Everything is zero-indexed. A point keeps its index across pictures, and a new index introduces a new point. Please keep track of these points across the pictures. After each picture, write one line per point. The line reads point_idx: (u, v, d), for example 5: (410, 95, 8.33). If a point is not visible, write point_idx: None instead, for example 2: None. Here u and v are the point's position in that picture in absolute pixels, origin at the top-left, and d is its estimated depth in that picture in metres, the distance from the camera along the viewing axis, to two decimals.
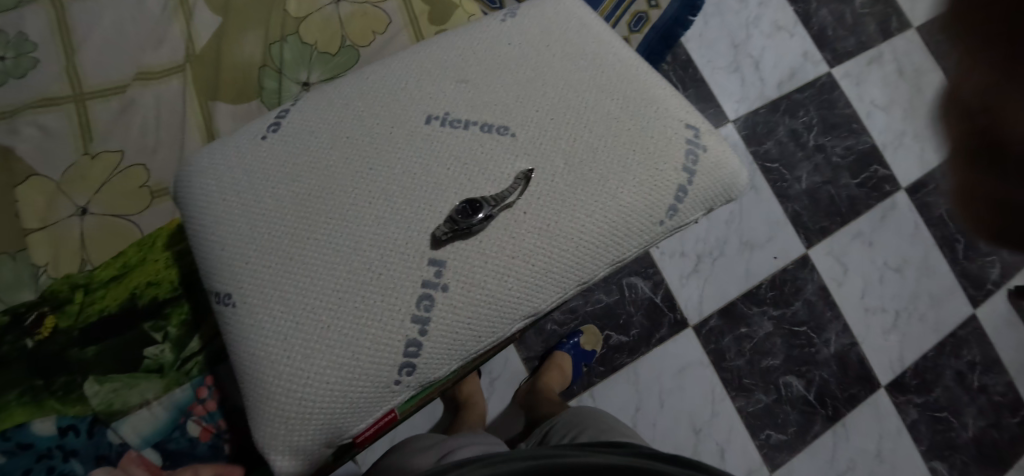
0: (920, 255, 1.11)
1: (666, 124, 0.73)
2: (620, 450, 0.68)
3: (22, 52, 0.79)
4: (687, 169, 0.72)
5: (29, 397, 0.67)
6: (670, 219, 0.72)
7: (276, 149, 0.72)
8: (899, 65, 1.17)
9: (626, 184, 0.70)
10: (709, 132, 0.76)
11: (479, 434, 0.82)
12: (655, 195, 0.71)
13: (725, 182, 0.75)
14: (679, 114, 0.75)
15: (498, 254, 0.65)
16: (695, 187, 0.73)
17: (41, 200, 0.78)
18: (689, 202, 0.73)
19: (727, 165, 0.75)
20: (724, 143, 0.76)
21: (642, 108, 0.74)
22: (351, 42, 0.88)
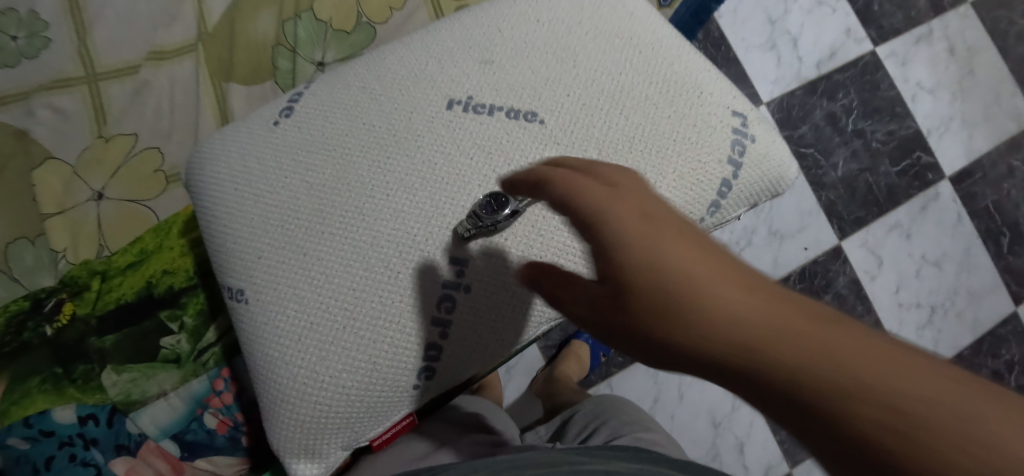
0: (960, 250, 1.05)
1: (710, 112, 0.70)
2: (633, 459, 0.62)
3: (33, 31, 0.74)
4: (733, 160, 0.69)
5: (49, 385, 0.67)
6: (711, 216, 0.69)
7: (289, 137, 0.69)
8: (950, 44, 1.08)
9: (667, 177, 0.66)
10: (757, 120, 0.72)
11: (496, 412, 0.83)
12: (696, 190, 0.67)
13: (773, 174, 0.72)
14: (725, 100, 0.71)
15: (527, 254, 0.63)
16: (740, 182, 0.69)
17: (58, 183, 0.76)
18: (732, 198, 0.69)
19: (777, 156, 0.71)
20: (773, 133, 0.72)
21: (683, 94, 0.70)
22: (367, 18, 0.85)
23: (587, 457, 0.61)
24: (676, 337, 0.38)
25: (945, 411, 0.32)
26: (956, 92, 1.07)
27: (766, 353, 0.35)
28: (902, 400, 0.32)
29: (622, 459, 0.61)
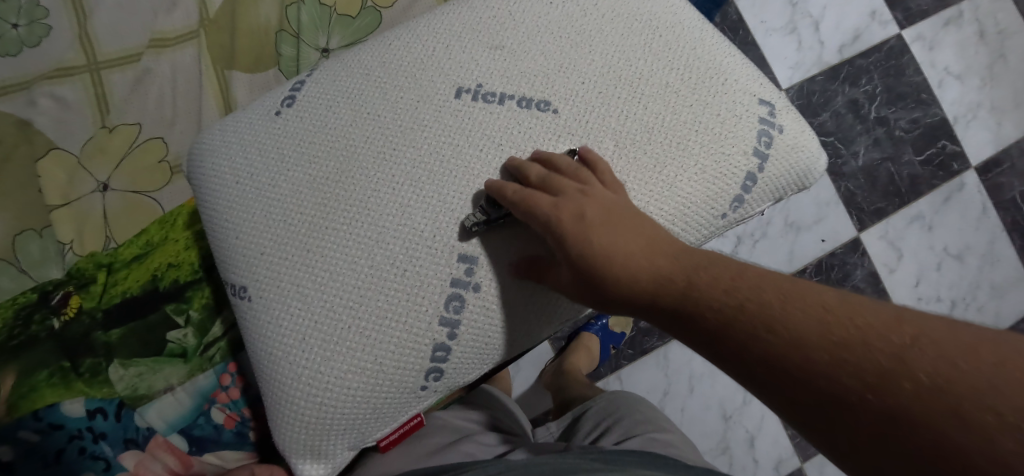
0: (984, 242, 1.01)
1: (734, 100, 0.67)
2: (649, 467, 0.59)
3: (35, 18, 0.74)
4: (759, 151, 0.66)
5: (57, 378, 0.67)
6: (734, 211, 0.66)
7: (291, 127, 0.67)
8: (980, 27, 1.04)
9: (687, 170, 0.64)
10: (785, 108, 0.69)
11: (506, 400, 0.83)
12: (718, 183, 0.64)
13: (802, 166, 0.68)
14: (750, 87, 0.68)
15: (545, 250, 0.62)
16: (767, 175, 0.66)
17: (63, 174, 0.75)
18: (757, 192, 0.67)
19: (806, 147, 0.68)
20: (802, 123, 0.69)
21: (704, 80, 0.67)
22: (373, 3, 0.83)
23: (602, 462, 0.58)
24: (605, 293, 0.52)
25: (790, 313, 0.42)
26: (986, 77, 1.03)
27: (662, 298, 0.48)
28: (758, 309, 0.43)
29: (637, 465, 0.58)
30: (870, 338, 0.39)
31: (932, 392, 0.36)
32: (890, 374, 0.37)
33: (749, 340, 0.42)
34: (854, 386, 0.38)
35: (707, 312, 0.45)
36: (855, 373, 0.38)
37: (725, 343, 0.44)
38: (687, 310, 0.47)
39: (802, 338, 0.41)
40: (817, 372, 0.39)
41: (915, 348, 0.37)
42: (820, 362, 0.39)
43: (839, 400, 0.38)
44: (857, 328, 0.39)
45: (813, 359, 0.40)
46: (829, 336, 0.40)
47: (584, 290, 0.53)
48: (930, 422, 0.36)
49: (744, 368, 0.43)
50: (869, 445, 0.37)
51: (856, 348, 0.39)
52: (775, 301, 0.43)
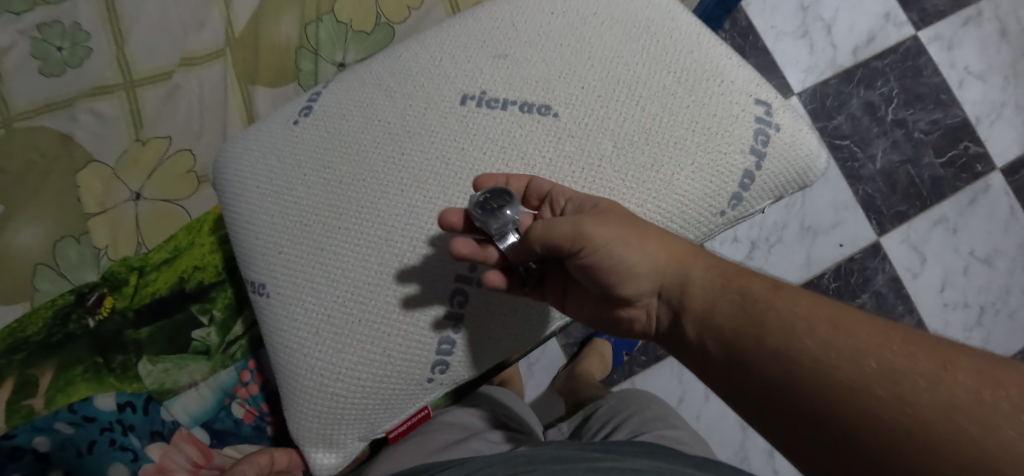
0: (1013, 246, 0.99)
1: (731, 100, 0.68)
2: (655, 451, 0.58)
3: (77, 41, 0.80)
4: (756, 150, 0.67)
5: (91, 373, 0.73)
6: (733, 208, 0.67)
7: (309, 136, 0.71)
8: (1002, 25, 1.01)
9: (684, 169, 0.65)
10: (783, 108, 0.70)
11: (517, 401, 0.84)
12: (716, 182, 0.66)
13: (801, 164, 0.69)
14: (748, 88, 0.69)
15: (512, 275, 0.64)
16: (764, 173, 0.67)
17: (99, 184, 0.80)
18: (755, 190, 0.68)
19: (804, 145, 0.69)
20: (800, 121, 0.70)
21: (703, 82, 0.68)
22: (386, 19, 0.87)
23: (601, 447, 0.58)
24: (638, 245, 0.52)
25: (840, 310, 0.46)
26: (1010, 76, 1.00)
27: (697, 268, 0.52)
28: (810, 301, 0.47)
29: (640, 449, 0.58)
30: (903, 347, 0.43)
31: (986, 384, 0.40)
32: (944, 369, 0.41)
33: (791, 344, 0.45)
34: (911, 373, 0.42)
35: (752, 287, 0.50)
36: (908, 365, 0.42)
37: (771, 324, 0.47)
38: (729, 284, 0.50)
39: (852, 326, 0.45)
40: (870, 361, 0.43)
41: (963, 354, 0.42)
42: (873, 349, 0.43)
43: (886, 405, 0.41)
44: (905, 334, 0.44)
45: (862, 357, 0.43)
46: (865, 343, 0.44)
47: (624, 256, 0.52)
48: (986, 411, 0.39)
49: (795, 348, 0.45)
50: (921, 432, 0.40)
51: (897, 353, 0.43)
52: (822, 299, 0.48)
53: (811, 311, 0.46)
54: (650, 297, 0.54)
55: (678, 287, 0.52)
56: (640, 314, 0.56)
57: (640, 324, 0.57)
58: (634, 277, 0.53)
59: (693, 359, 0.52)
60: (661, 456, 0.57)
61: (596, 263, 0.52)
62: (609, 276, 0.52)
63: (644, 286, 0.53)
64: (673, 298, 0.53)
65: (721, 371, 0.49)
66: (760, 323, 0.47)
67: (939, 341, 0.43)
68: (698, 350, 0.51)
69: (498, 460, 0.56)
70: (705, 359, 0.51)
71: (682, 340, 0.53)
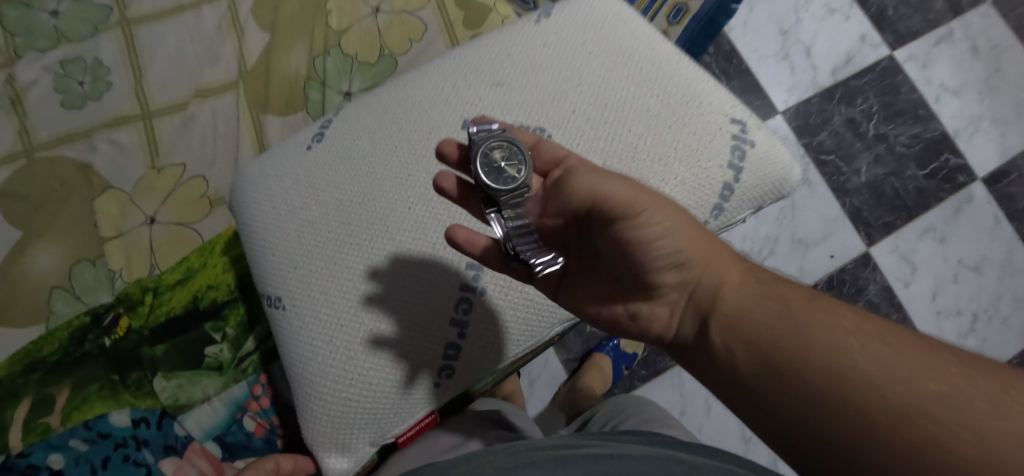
0: (1000, 253, 1.01)
1: (710, 120, 0.72)
2: (649, 441, 0.61)
3: (98, 75, 0.86)
4: (733, 165, 0.70)
5: (107, 390, 0.75)
6: (715, 219, 0.71)
7: (321, 160, 0.75)
8: (974, 43, 1.05)
9: (668, 183, 0.69)
10: (757, 125, 0.74)
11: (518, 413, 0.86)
12: (698, 195, 0.69)
13: (776, 177, 0.73)
14: (724, 108, 0.73)
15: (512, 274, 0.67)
16: (743, 185, 0.71)
17: (115, 209, 0.84)
18: (735, 201, 0.71)
19: (778, 159, 0.73)
20: (773, 137, 0.74)
21: (683, 104, 0.72)
22: (389, 50, 0.92)
23: (597, 438, 0.62)
24: (677, 224, 0.52)
25: (890, 328, 0.47)
26: (984, 91, 1.04)
27: (734, 276, 0.52)
28: (859, 318, 0.47)
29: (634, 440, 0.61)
30: (956, 369, 0.44)
31: None
32: (1000, 392, 0.43)
33: (843, 362, 0.45)
34: (970, 396, 0.43)
35: (797, 298, 0.49)
36: (964, 386, 0.43)
37: (823, 339, 0.46)
38: (771, 295, 0.50)
39: (905, 344, 0.45)
40: (928, 384, 0.43)
41: (1014, 377, 0.43)
42: (927, 370, 0.44)
43: (946, 425, 0.42)
44: (957, 355, 0.45)
45: (917, 378, 0.44)
46: (918, 363, 0.44)
47: (674, 233, 0.51)
48: None
49: (851, 366, 0.45)
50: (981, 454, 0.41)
51: (953, 374, 0.44)
52: (868, 316, 0.48)
53: (860, 328, 0.47)
54: (679, 295, 0.52)
55: (711, 289, 0.51)
56: (662, 313, 0.53)
57: (658, 327, 0.54)
58: (672, 259, 0.51)
59: (721, 370, 0.50)
60: (660, 447, 0.59)
61: (644, 233, 0.51)
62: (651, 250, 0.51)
63: (677, 277, 0.52)
64: (705, 299, 0.51)
65: (758, 389, 0.48)
66: (811, 338, 0.47)
67: (987, 363, 0.45)
68: (730, 358, 0.49)
69: (499, 449, 0.60)
70: (734, 373, 0.49)
71: (706, 349, 0.51)
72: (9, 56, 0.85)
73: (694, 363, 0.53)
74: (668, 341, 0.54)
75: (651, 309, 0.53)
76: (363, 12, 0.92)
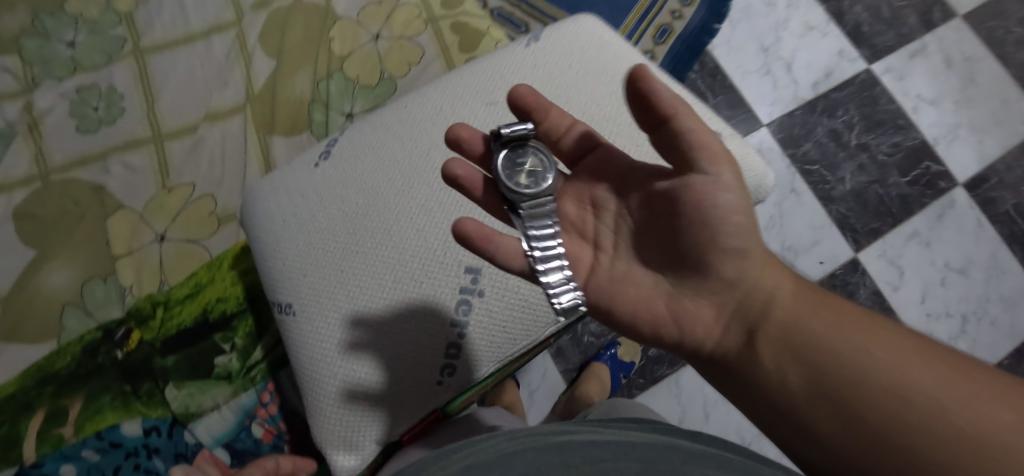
0: (986, 255, 1.03)
1: None
2: (643, 428, 0.68)
3: (112, 102, 0.90)
4: None
5: (119, 401, 0.77)
6: None
7: (328, 176, 0.78)
8: (947, 56, 1.10)
9: None
10: (733, 136, 0.78)
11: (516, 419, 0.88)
12: None
13: (752, 183, 0.76)
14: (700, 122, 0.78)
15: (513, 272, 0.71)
16: None
17: (127, 228, 0.87)
18: None
19: (753, 167, 0.76)
20: (747, 146, 0.77)
21: None
22: (389, 73, 0.97)
23: (596, 425, 0.68)
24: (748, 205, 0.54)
25: (942, 349, 0.50)
26: (959, 101, 1.08)
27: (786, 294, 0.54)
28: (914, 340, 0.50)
29: (630, 427, 0.67)
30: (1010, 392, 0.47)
31: None
32: None
33: (899, 377, 0.48)
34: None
35: (850, 317, 0.52)
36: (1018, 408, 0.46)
37: (880, 354, 0.49)
38: (823, 313, 0.53)
39: (958, 366, 0.48)
40: (983, 403, 0.46)
41: None
42: (981, 390, 0.47)
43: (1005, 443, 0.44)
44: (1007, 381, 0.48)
45: (972, 398, 0.46)
46: (972, 384, 0.47)
47: (744, 203, 0.53)
48: None
49: (909, 383, 0.48)
50: None
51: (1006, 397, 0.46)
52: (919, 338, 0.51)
53: (915, 348, 0.50)
54: (727, 303, 0.55)
55: (760, 302, 0.54)
56: (707, 317, 0.55)
57: (701, 331, 0.55)
58: (737, 244, 0.53)
59: (761, 378, 0.53)
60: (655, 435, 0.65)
61: (718, 189, 0.52)
62: (722, 215, 0.52)
63: (732, 274, 0.54)
64: (752, 312, 0.54)
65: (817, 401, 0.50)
66: (867, 353, 0.49)
67: None
68: (775, 368, 0.52)
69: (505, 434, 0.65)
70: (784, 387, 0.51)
71: (754, 359, 0.53)
72: (29, 85, 0.90)
73: (730, 373, 0.55)
74: (707, 348, 0.55)
75: (694, 314, 0.55)
76: (364, 38, 0.97)
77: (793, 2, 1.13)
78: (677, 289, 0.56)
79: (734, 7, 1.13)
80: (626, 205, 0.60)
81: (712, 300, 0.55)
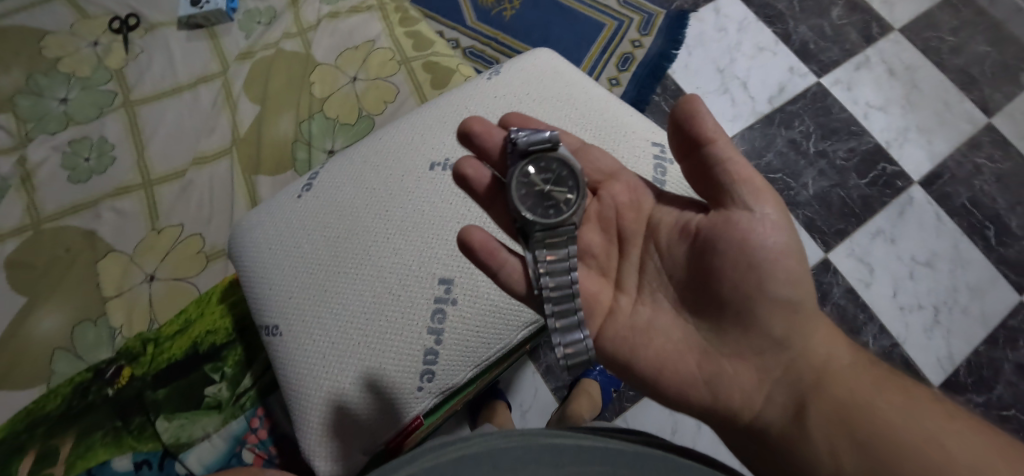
0: (949, 248, 1.07)
1: (634, 145, 0.82)
2: (634, 434, 0.68)
3: (103, 152, 0.95)
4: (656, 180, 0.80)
5: (110, 437, 0.78)
6: None
7: (311, 206, 0.81)
8: (889, 66, 1.18)
9: None
10: None
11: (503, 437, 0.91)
12: None
13: None
14: (647, 135, 0.84)
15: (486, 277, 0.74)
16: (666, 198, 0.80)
17: (117, 270, 0.89)
18: None
19: None
20: None
21: (613, 134, 0.83)
22: (367, 112, 1.01)
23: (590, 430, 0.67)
24: (789, 260, 0.58)
25: (984, 440, 0.53)
26: (905, 105, 1.15)
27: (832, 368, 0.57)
28: (956, 429, 0.53)
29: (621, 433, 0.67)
30: None
31: None
32: None
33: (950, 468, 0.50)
34: None
35: (895, 399, 0.55)
36: None
37: (926, 441, 0.52)
38: (869, 393, 0.55)
39: (1000, 456, 0.51)
40: None
41: None
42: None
43: None
44: None
45: None
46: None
47: (792, 247, 0.58)
48: None
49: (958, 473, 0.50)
50: None
51: None
52: (963, 426, 0.54)
53: (958, 437, 0.52)
54: (768, 369, 0.58)
55: (808, 376, 0.57)
56: (747, 379, 0.58)
57: (745, 399, 0.58)
58: (785, 296, 0.57)
59: (806, 454, 0.55)
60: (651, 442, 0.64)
61: (765, 229, 0.58)
62: (770, 258, 0.57)
63: (779, 333, 0.58)
64: (798, 383, 0.57)
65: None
66: (915, 441, 0.52)
67: None
68: (825, 447, 0.54)
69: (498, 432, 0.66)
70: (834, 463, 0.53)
71: (803, 435, 0.55)
72: (23, 140, 0.94)
73: (772, 448, 0.57)
74: (748, 416, 0.58)
75: (732, 379, 0.58)
76: (342, 81, 1.03)
77: (742, 26, 1.22)
78: (711, 346, 0.59)
79: (688, 34, 1.21)
80: (652, 241, 0.65)
81: (755, 366, 0.58)
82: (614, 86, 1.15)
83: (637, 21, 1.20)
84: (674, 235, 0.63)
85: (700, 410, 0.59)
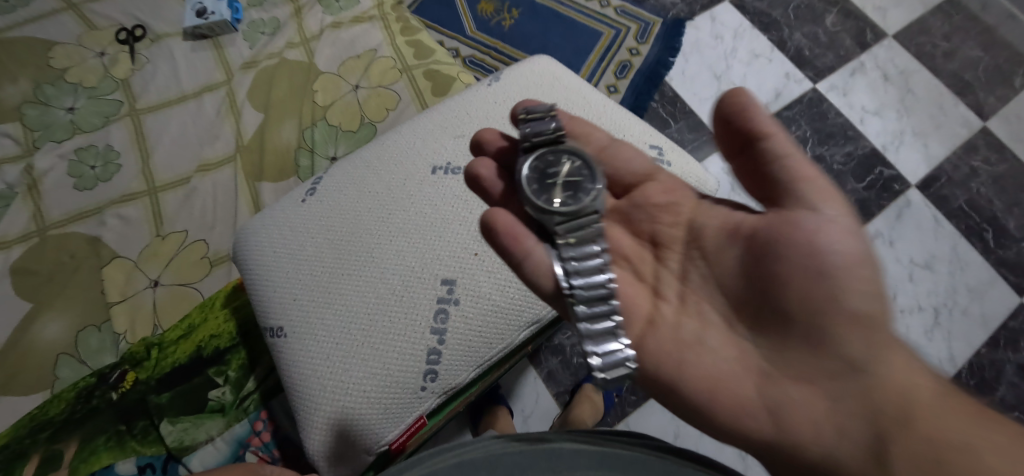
0: (947, 250, 1.08)
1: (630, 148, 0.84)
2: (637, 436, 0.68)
3: (109, 160, 0.96)
4: None
5: (114, 441, 0.79)
6: None
7: (315, 210, 0.82)
8: (883, 71, 1.20)
9: None
10: (671, 149, 0.85)
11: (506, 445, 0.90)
12: None
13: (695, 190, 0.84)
14: (644, 138, 0.85)
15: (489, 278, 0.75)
16: None
17: (121, 276, 0.90)
18: None
19: (693, 176, 0.84)
20: (687, 158, 0.85)
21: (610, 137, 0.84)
22: (369, 119, 1.02)
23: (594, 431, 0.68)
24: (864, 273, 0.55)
25: None
26: (900, 110, 1.17)
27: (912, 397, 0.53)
28: None
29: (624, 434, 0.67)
30: None
31: None
32: None
33: None
34: None
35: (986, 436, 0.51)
36: None
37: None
38: (956, 428, 0.51)
39: None
40: None
41: None
42: None
43: None
44: None
45: None
46: None
47: (865, 255, 0.56)
48: None
49: None
50: None
51: None
52: None
53: None
54: (837, 394, 0.55)
55: (888, 406, 0.53)
56: (814, 404, 0.55)
57: (810, 427, 0.55)
58: (858, 310, 0.55)
59: None
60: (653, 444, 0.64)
61: (833, 232, 0.56)
62: (842, 266, 0.55)
63: (854, 354, 0.55)
64: (873, 412, 0.53)
65: None
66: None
67: None
68: None
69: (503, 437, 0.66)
70: None
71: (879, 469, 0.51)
72: (30, 148, 0.96)
73: None
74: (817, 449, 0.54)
75: (795, 405, 0.56)
76: (344, 89, 1.04)
77: (737, 33, 1.24)
78: (771, 367, 0.57)
79: (684, 42, 1.23)
80: (696, 246, 0.64)
81: (821, 389, 0.56)
82: (612, 93, 1.16)
83: (634, 29, 1.22)
84: (721, 239, 0.62)
85: (760, 442, 0.56)
